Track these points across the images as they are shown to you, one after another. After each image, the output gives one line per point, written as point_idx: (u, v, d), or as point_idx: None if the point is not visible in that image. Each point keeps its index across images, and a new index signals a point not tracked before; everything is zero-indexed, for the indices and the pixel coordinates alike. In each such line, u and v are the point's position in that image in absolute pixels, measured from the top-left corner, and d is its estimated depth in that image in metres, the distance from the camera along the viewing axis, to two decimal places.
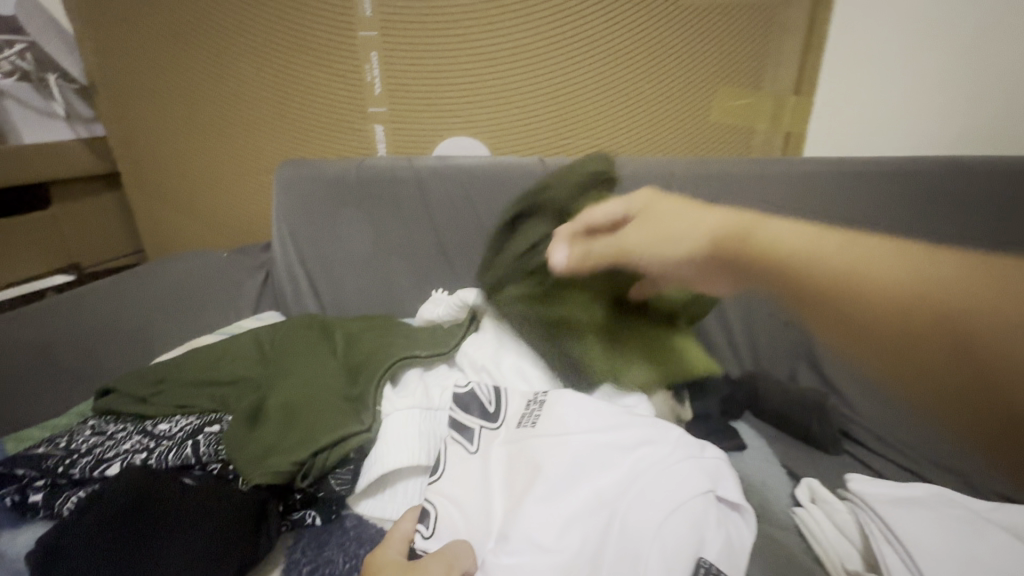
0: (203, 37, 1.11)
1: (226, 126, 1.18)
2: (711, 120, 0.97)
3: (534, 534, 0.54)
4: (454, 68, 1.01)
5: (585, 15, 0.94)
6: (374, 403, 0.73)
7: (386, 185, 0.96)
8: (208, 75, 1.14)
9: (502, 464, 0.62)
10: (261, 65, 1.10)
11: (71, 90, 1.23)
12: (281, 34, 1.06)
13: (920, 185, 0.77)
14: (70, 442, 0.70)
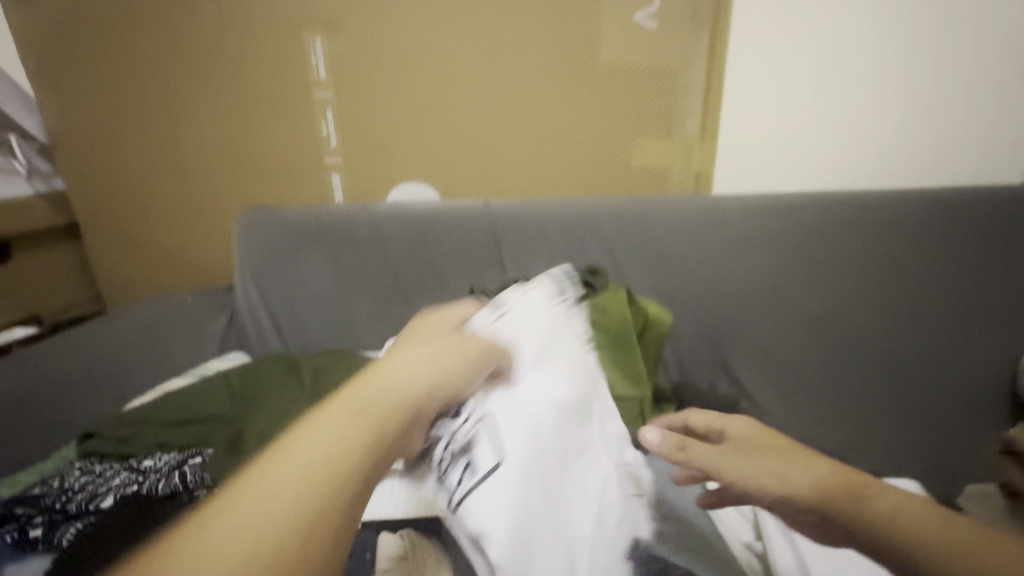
0: (146, 73, 1.07)
1: (164, 163, 1.14)
2: (636, 163, 1.10)
3: (552, 393, 0.59)
4: (401, 110, 1.05)
5: (526, 72, 1.03)
6: None
7: (343, 230, 1.01)
8: (149, 113, 1.10)
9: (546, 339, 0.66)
10: (216, 105, 1.08)
11: (31, 149, 1.16)
12: (235, 72, 1.05)
13: (800, 220, 0.99)
14: (62, 481, 0.62)
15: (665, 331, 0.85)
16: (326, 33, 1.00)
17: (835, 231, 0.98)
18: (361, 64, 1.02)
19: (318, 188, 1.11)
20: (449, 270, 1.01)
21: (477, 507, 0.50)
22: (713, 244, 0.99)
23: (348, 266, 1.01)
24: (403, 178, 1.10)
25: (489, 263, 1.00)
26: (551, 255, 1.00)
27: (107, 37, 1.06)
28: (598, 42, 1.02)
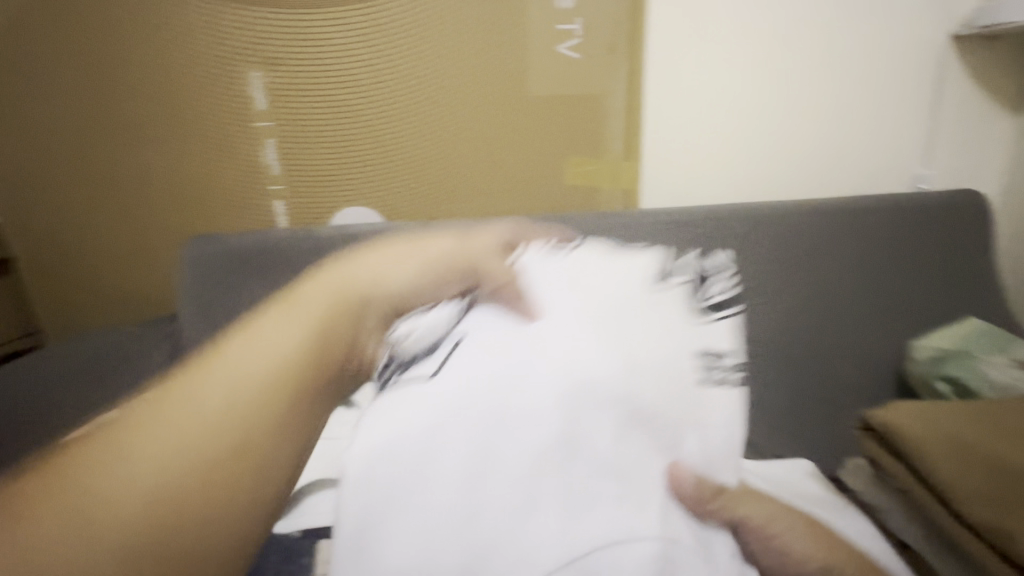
0: (81, 103, 1.08)
1: (101, 194, 1.13)
2: (569, 183, 1.18)
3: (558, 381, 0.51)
4: (339, 134, 1.09)
5: (457, 95, 1.10)
6: None
7: (288, 254, 1.04)
8: (84, 143, 1.10)
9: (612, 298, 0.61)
10: (155, 135, 1.09)
11: None
12: (174, 101, 1.06)
13: (719, 229, 1.08)
14: None
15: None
16: (264, 66, 1.04)
17: (750, 239, 1.07)
18: (300, 96, 1.06)
19: (261, 216, 1.13)
20: None
21: (384, 414, 0.50)
22: None
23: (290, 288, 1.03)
24: (345, 202, 1.13)
25: None
26: None
27: (35, 68, 1.06)
28: (527, 73, 1.10)
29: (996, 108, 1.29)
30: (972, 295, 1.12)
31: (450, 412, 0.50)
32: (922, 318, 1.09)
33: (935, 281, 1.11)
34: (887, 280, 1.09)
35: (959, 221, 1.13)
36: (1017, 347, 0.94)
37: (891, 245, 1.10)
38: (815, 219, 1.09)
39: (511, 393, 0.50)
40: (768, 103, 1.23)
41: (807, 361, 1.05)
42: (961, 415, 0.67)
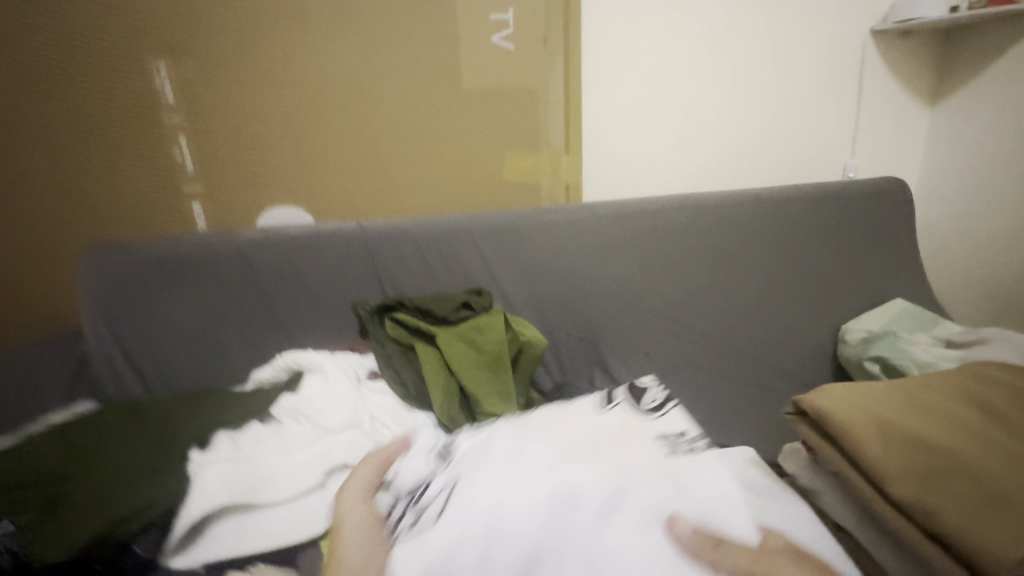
0: None
1: None
2: (509, 179, 1.16)
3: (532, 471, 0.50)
4: (261, 132, 1.02)
5: (388, 89, 1.05)
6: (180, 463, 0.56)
7: (207, 260, 0.95)
8: None
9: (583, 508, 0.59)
10: (34, 132, 0.93)
11: None
12: (57, 93, 0.92)
13: (659, 221, 1.08)
14: None
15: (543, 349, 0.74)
16: (170, 56, 0.95)
17: (687, 230, 1.08)
18: (215, 87, 0.98)
19: (177, 220, 1.03)
20: (325, 291, 0.99)
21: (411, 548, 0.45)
22: (582, 247, 1.06)
23: (212, 297, 0.96)
24: (273, 201, 1.06)
25: (366, 282, 1.00)
26: (429, 270, 1.01)
27: None
28: (460, 64, 1.07)
29: (913, 99, 1.36)
30: (898, 278, 1.16)
31: (460, 534, 0.45)
32: (853, 301, 1.12)
33: (864, 265, 1.14)
34: (818, 267, 1.12)
35: (883, 206, 1.18)
36: (938, 327, 1.00)
37: (821, 231, 1.13)
38: (750, 209, 1.11)
39: (501, 493, 0.48)
40: (703, 96, 1.24)
41: (747, 348, 1.07)
42: (886, 396, 0.68)
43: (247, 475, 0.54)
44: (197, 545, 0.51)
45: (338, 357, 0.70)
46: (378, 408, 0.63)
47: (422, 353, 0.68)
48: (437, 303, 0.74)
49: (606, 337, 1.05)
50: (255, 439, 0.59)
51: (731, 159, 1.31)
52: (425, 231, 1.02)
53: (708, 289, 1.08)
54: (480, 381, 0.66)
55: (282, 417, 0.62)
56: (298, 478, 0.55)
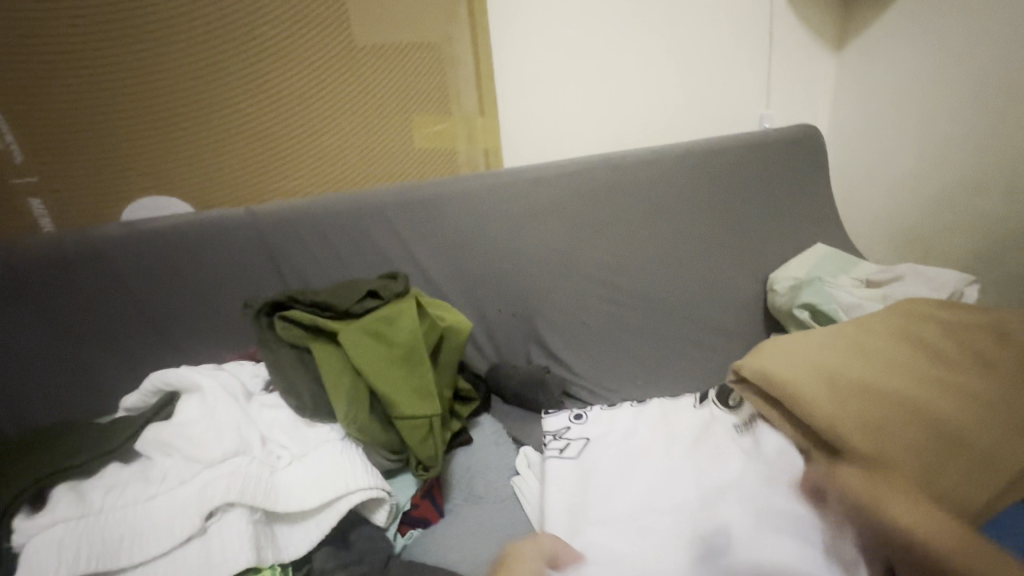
0: None
1: None
2: (419, 147, 1.05)
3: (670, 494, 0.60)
4: (109, 109, 0.85)
5: (262, 50, 0.90)
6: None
7: (50, 267, 0.78)
8: None
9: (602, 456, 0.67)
10: None
11: None
12: None
13: (582, 181, 1.02)
14: None
15: (467, 334, 0.66)
16: None
17: (610, 189, 1.03)
18: (33, 48, 0.80)
19: (16, 217, 0.86)
20: (212, 292, 0.85)
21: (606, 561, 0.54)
22: (505, 215, 0.98)
23: (70, 311, 0.80)
24: (134, 188, 0.90)
25: (262, 276, 0.87)
26: (336, 257, 0.90)
27: None
28: (347, 17, 0.93)
29: (821, 46, 1.36)
30: (820, 223, 1.17)
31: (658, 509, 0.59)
32: (779, 250, 1.12)
33: (787, 214, 1.15)
34: (745, 219, 1.11)
35: (801, 153, 1.18)
36: (858, 268, 1.01)
37: (744, 183, 1.12)
38: (674, 163, 1.08)
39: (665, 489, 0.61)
40: (621, 48, 1.18)
41: (682, 307, 1.04)
42: (824, 341, 0.66)
43: (89, 542, 0.43)
44: None
45: (222, 372, 0.59)
46: (271, 427, 0.55)
47: (321, 356, 0.58)
48: (339, 293, 0.64)
49: (538, 310, 0.99)
50: (112, 487, 0.48)
51: (655, 116, 1.27)
52: (324, 212, 0.89)
53: (637, 250, 1.04)
54: (391, 381, 0.57)
55: (150, 453, 0.51)
56: (169, 531, 0.45)
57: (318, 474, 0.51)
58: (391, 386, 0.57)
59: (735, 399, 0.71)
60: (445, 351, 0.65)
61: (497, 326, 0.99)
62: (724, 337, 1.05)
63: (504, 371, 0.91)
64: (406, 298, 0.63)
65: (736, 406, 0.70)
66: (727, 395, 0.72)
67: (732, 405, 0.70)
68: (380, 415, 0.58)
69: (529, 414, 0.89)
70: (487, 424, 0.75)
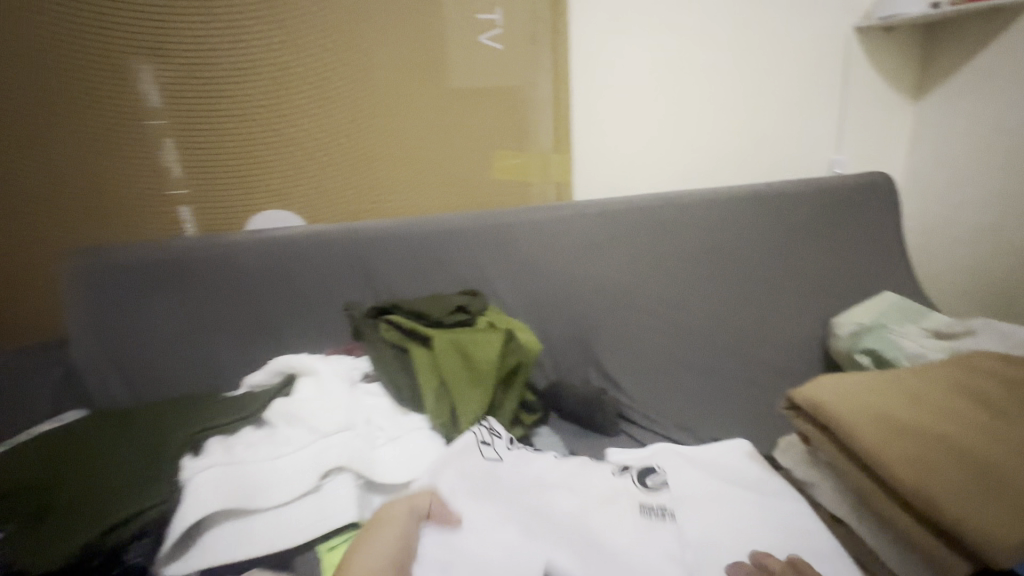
0: None
1: None
2: (498, 178, 1.16)
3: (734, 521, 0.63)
4: (249, 139, 1.00)
5: (374, 91, 1.04)
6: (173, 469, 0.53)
7: (193, 265, 0.94)
8: None
9: (520, 471, 0.62)
10: (29, 149, 0.93)
11: None
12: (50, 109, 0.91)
13: (647, 216, 1.09)
14: None
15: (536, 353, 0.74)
16: (153, 57, 0.92)
17: (673, 224, 1.10)
18: (195, 90, 0.95)
19: (165, 225, 1.01)
20: (315, 295, 0.98)
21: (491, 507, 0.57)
22: (574, 244, 1.06)
23: (204, 301, 0.94)
24: (259, 205, 1.04)
25: (356, 283, 0.99)
26: (419, 272, 1.01)
27: None
28: (447, 63, 1.07)
29: (896, 96, 1.38)
30: (884, 272, 1.17)
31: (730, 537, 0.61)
32: (842, 295, 1.13)
33: (853, 261, 1.16)
34: (808, 261, 1.14)
35: (870, 201, 1.19)
36: (928, 319, 1.01)
37: (806, 227, 1.15)
38: (737, 204, 1.13)
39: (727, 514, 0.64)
40: (691, 94, 1.25)
41: (740, 343, 1.07)
42: (881, 382, 0.68)
43: (236, 484, 0.53)
44: (193, 551, 0.50)
45: (331, 360, 0.70)
46: (372, 412, 0.65)
47: (414, 353, 0.68)
48: (431, 304, 0.76)
49: (596, 334, 1.05)
50: (248, 445, 0.58)
51: (725, 159, 1.32)
52: (414, 231, 1.01)
53: (697, 284, 1.09)
54: (466, 382, 0.67)
55: (275, 422, 0.61)
56: (296, 482, 0.54)
57: (410, 454, 0.60)
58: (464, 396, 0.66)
59: (653, 480, 0.64)
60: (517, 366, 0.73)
61: (559, 347, 1.06)
62: (782, 377, 1.06)
63: (562, 389, 0.97)
64: (495, 331, 0.72)
65: (652, 487, 0.64)
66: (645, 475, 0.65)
67: (648, 485, 0.64)
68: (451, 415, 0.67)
69: (583, 430, 0.94)
70: (546, 435, 0.82)
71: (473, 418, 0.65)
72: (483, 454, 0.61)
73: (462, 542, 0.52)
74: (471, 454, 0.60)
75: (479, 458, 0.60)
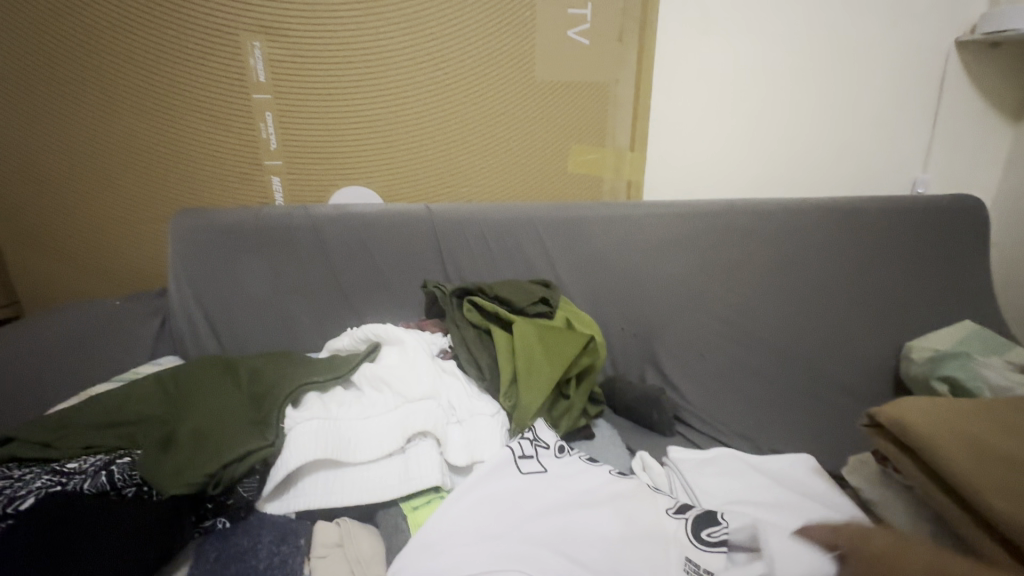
0: (62, 80, 0.98)
1: (90, 180, 1.04)
2: (572, 172, 1.18)
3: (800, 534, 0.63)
4: (341, 117, 1.05)
5: (461, 77, 1.07)
6: (276, 417, 0.58)
7: (281, 232, 0.99)
8: (73, 125, 1.01)
9: (556, 491, 0.57)
10: (150, 116, 1.01)
11: None
12: (173, 80, 0.99)
13: (718, 221, 1.09)
14: None
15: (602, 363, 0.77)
16: (263, 34, 0.98)
17: (743, 231, 1.09)
18: (299, 67, 1.01)
19: (258, 192, 1.08)
20: (389, 270, 1.02)
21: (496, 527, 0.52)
22: (643, 242, 1.07)
23: (288, 266, 1.00)
24: (344, 180, 1.10)
25: (428, 261, 1.03)
26: (489, 258, 1.04)
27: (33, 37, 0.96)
28: (534, 55, 1.08)
29: (996, 116, 1.30)
30: (966, 298, 1.12)
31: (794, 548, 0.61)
32: (918, 318, 1.09)
33: (932, 284, 1.11)
34: (884, 280, 1.10)
35: (957, 223, 1.14)
36: (1014, 350, 0.95)
37: (883, 245, 1.11)
38: (813, 216, 1.11)
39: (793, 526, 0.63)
40: (773, 97, 1.22)
41: (804, 357, 1.05)
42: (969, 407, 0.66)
43: (327, 438, 0.57)
44: (289, 494, 0.55)
45: (415, 333, 0.73)
46: (452, 389, 0.68)
47: (495, 335, 0.72)
48: (514, 292, 0.79)
49: (657, 334, 1.05)
50: (341, 402, 0.62)
51: (802, 170, 1.29)
52: (487, 217, 1.04)
53: (764, 294, 1.08)
54: (539, 370, 0.68)
55: (363, 385, 0.66)
56: (383, 444, 0.58)
57: (476, 435, 0.63)
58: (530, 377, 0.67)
59: (711, 535, 0.53)
60: (587, 366, 0.75)
61: (618, 344, 1.07)
62: (848, 396, 1.03)
63: (621, 384, 0.97)
64: (578, 334, 0.73)
65: (710, 543, 0.53)
66: (704, 526, 0.55)
67: (705, 541, 0.53)
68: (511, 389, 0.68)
69: (639, 427, 0.94)
70: (606, 428, 0.83)
71: (538, 401, 0.66)
72: (522, 466, 0.59)
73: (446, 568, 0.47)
74: (510, 464, 0.59)
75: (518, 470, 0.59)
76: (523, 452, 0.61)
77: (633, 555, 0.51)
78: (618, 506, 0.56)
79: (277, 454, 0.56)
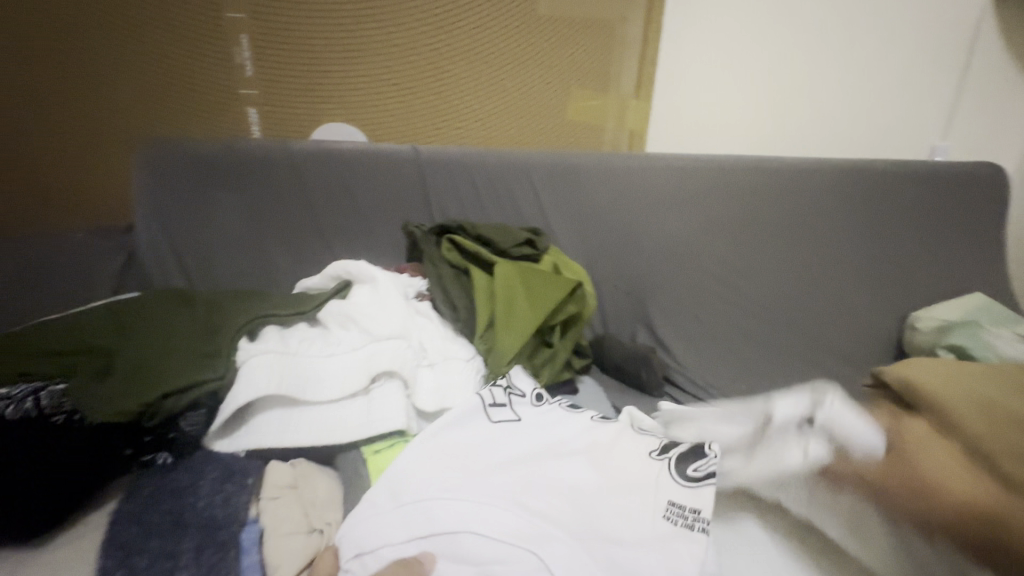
0: None
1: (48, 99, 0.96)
2: (570, 119, 1.12)
3: None
4: (322, 45, 0.97)
5: (454, 6, 0.99)
6: (230, 347, 0.54)
7: (256, 165, 0.93)
8: None
9: (529, 441, 0.52)
10: (112, 31, 0.92)
11: None
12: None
13: (723, 176, 1.03)
14: None
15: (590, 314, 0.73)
16: None
17: (748, 188, 1.03)
18: None
19: (233, 123, 1.01)
20: (371, 212, 0.96)
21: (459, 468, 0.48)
22: (642, 196, 1.01)
23: (263, 203, 0.94)
24: (325, 116, 1.02)
25: (414, 205, 0.97)
26: (478, 204, 0.98)
27: None
28: None
29: None
30: (978, 271, 1.06)
31: None
32: (925, 289, 1.04)
33: (943, 255, 1.05)
34: (893, 248, 1.04)
35: (974, 193, 1.08)
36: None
37: (897, 210, 1.05)
38: (823, 176, 1.04)
39: None
40: (796, 45, 1.13)
41: (804, 324, 1.00)
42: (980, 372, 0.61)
43: (284, 373, 0.53)
44: (238, 431, 0.51)
45: (388, 272, 0.68)
46: (425, 331, 0.63)
47: (475, 277, 0.67)
48: (497, 234, 0.74)
49: (653, 292, 1.00)
50: (301, 338, 0.58)
51: (816, 131, 1.21)
52: (477, 159, 0.98)
53: (767, 256, 1.02)
54: (520, 314, 0.64)
55: (328, 322, 0.61)
56: (344, 383, 0.54)
57: (450, 380, 0.58)
58: (510, 322, 0.63)
59: (697, 470, 0.47)
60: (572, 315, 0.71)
61: (611, 301, 1.01)
62: (847, 364, 0.99)
63: (611, 342, 0.93)
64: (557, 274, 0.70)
65: (697, 480, 0.47)
66: (689, 463, 0.48)
67: (690, 478, 0.47)
68: (489, 334, 0.64)
69: (628, 387, 0.90)
70: (591, 384, 0.79)
71: (517, 351, 0.62)
72: (494, 414, 0.55)
73: (395, 516, 0.44)
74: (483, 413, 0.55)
75: (489, 418, 0.54)
76: (496, 400, 0.56)
77: (609, 507, 0.46)
78: (597, 456, 0.51)
79: (228, 388, 0.51)
